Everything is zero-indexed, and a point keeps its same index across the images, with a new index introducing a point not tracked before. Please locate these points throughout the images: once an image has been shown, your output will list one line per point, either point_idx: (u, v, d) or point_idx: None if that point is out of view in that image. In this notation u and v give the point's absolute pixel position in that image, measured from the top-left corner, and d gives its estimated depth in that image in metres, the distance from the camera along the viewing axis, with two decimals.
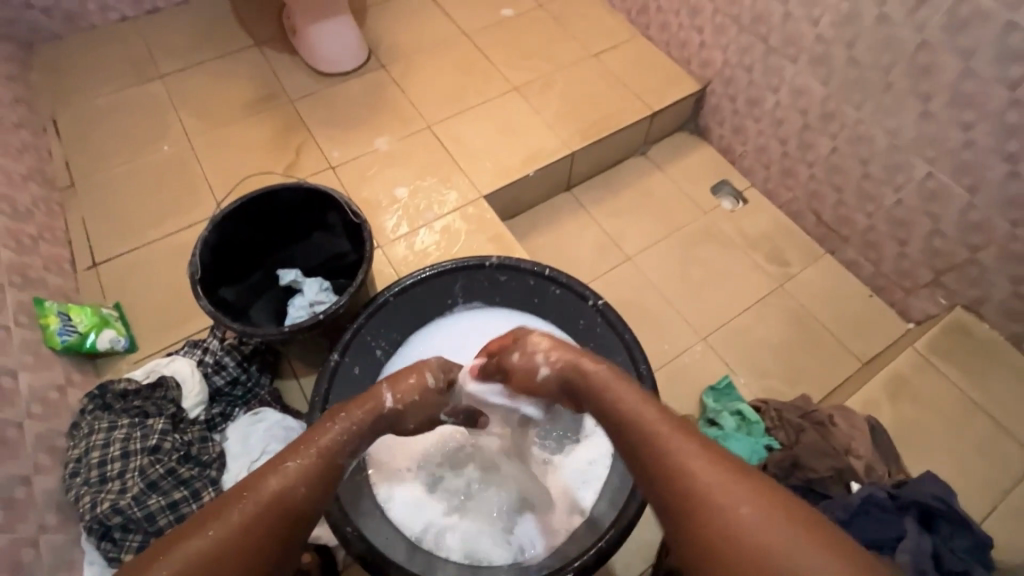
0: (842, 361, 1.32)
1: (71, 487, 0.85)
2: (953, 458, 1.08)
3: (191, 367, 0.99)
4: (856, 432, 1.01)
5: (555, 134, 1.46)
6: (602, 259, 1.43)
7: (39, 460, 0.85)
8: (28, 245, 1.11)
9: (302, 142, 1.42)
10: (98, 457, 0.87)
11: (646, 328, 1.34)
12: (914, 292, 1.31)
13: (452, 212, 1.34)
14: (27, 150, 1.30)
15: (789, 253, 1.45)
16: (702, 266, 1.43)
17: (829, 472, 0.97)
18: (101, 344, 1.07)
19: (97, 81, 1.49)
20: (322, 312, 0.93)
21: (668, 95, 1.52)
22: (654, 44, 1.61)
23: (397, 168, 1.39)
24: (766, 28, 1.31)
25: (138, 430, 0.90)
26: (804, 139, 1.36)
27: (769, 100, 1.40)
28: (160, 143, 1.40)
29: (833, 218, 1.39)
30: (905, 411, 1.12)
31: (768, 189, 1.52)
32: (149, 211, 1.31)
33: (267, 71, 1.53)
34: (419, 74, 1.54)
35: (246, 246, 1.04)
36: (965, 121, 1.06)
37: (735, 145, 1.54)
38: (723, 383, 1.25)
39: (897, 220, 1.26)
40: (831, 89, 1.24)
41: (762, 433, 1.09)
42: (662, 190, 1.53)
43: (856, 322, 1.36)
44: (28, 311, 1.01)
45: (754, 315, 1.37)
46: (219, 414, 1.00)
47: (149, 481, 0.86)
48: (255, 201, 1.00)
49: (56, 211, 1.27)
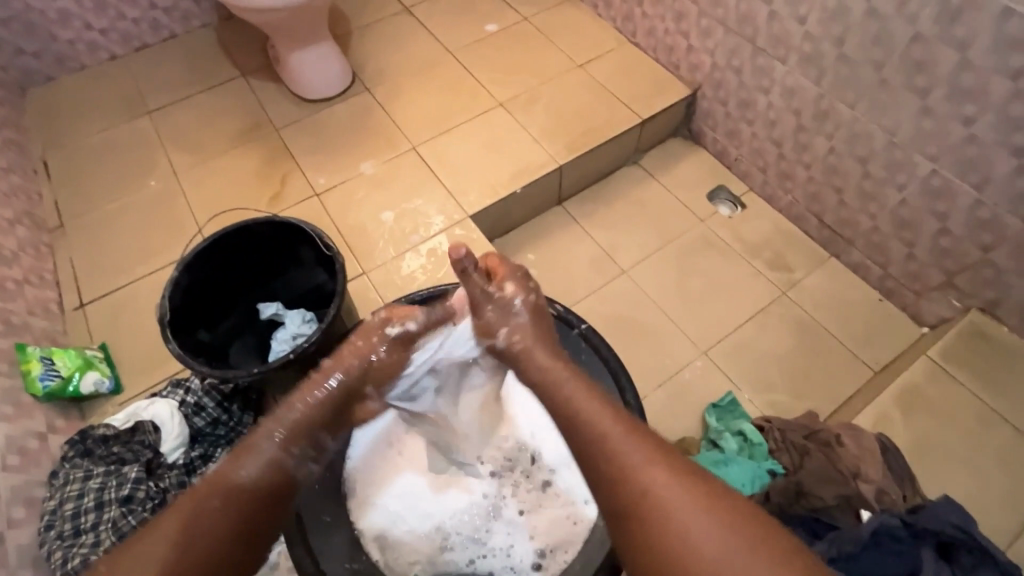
0: (853, 372, 1.25)
1: (45, 541, 0.84)
2: (970, 474, 1.01)
3: (171, 409, 0.99)
4: (865, 453, 0.97)
5: (542, 148, 1.43)
6: (596, 275, 1.39)
7: (14, 513, 0.84)
8: (12, 290, 1.11)
9: (286, 170, 1.41)
10: (71, 509, 0.86)
11: (643, 345, 1.29)
12: (926, 295, 1.24)
13: (439, 234, 1.31)
14: (17, 193, 1.30)
15: (791, 259, 1.39)
16: (700, 277, 1.38)
17: (835, 499, 0.92)
18: (85, 387, 1.05)
19: (85, 120, 1.50)
20: (293, 351, 0.92)
21: (657, 102, 1.48)
22: (641, 51, 1.58)
23: (382, 192, 1.37)
24: (753, 29, 1.26)
25: (112, 479, 0.90)
26: (799, 140, 1.30)
27: (761, 102, 1.34)
28: (147, 179, 1.40)
29: (835, 221, 1.33)
30: (917, 424, 1.06)
31: (766, 193, 1.46)
32: (135, 248, 1.30)
33: (252, 101, 1.52)
34: (403, 95, 1.53)
35: (221, 283, 1.02)
36: (966, 115, 1.00)
37: (730, 149, 1.49)
38: (726, 400, 1.19)
39: (901, 220, 1.20)
40: (824, 87, 1.19)
41: (766, 455, 1.06)
42: (656, 200, 1.49)
43: (865, 329, 1.30)
44: (10, 357, 1.00)
45: (757, 326, 1.31)
46: (199, 456, 0.98)
47: (121, 534, 0.85)
48: (228, 239, 0.98)
49: (44, 252, 1.28)
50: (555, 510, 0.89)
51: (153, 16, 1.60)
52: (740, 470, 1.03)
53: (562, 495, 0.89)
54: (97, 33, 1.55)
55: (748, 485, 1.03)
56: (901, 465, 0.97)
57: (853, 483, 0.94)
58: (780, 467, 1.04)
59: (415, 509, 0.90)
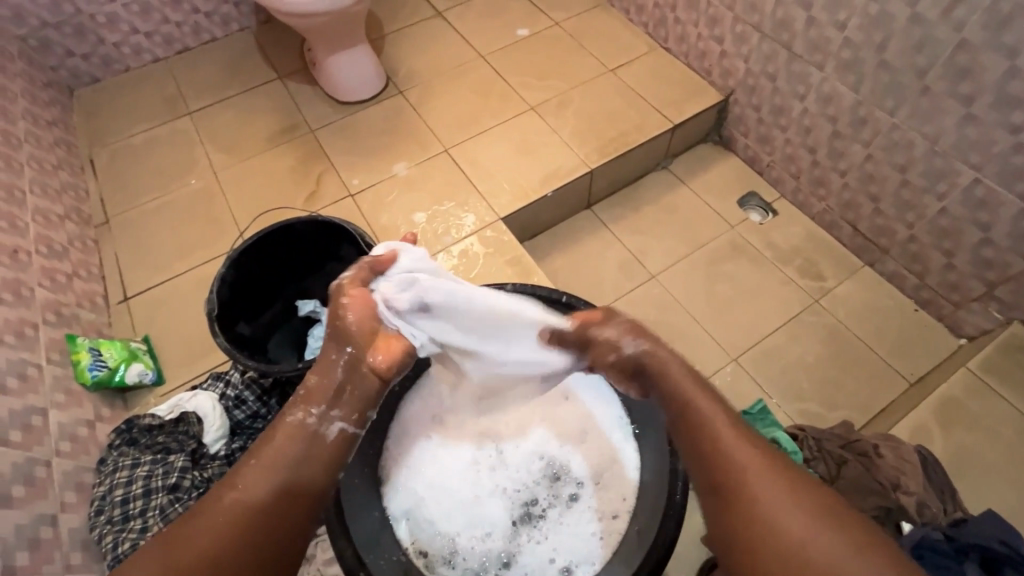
0: (888, 382, 1.23)
1: (96, 525, 0.87)
2: (1013, 490, 0.99)
3: (212, 402, 1.02)
4: (904, 464, 0.96)
5: (573, 152, 1.44)
6: (624, 279, 1.39)
7: (66, 498, 0.87)
8: (62, 283, 1.16)
9: (322, 171, 1.44)
10: (121, 495, 0.89)
11: (673, 351, 1.29)
12: (965, 305, 1.22)
13: (470, 235, 1.33)
14: (66, 189, 1.35)
15: (824, 267, 1.38)
16: (730, 282, 1.37)
17: (876, 509, 0.92)
18: (130, 377, 1.09)
19: (130, 120, 1.55)
20: (333, 348, 0.94)
21: (690, 107, 1.48)
22: (673, 56, 1.58)
23: (415, 193, 1.39)
24: (790, 34, 1.26)
25: (159, 467, 0.93)
26: (835, 147, 1.29)
27: (796, 108, 1.34)
28: (188, 178, 1.44)
29: (870, 229, 1.32)
30: (956, 437, 1.04)
31: (799, 200, 1.45)
32: (177, 245, 1.34)
33: (289, 103, 1.56)
34: (435, 98, 1.55)
35: (262, 280, 1.05)
36: (1013, 123, 0.98)
37: (762, 155, 1.48)
38: (757, 407, 1.18)
39: (941, 228, 1.18)
40: (863, 94, 1.18)
41: (802, 465, 1.02)
42: (686, 206, 1.48)
43: (902, 340, 1.27)
44: (60, 347, 1.04)
45: (788, 334, 1.30)
46: (239, 448, 1.00)
47: (168, 520, 0.87)
48: (272, 237, 1.02)
49: (91, 246, 1.32)
50: (585, 523, 0.82)
51: (195, 20, 1.64)
52: None
53: (594, 508, 0.83)
54: (142, 36, 1.61)
55: None
56: (941, 477, 0.96)
57: (893, 494, 0.93)
58: (817, 477, 0.99)
59: (442, 512, 0.84)
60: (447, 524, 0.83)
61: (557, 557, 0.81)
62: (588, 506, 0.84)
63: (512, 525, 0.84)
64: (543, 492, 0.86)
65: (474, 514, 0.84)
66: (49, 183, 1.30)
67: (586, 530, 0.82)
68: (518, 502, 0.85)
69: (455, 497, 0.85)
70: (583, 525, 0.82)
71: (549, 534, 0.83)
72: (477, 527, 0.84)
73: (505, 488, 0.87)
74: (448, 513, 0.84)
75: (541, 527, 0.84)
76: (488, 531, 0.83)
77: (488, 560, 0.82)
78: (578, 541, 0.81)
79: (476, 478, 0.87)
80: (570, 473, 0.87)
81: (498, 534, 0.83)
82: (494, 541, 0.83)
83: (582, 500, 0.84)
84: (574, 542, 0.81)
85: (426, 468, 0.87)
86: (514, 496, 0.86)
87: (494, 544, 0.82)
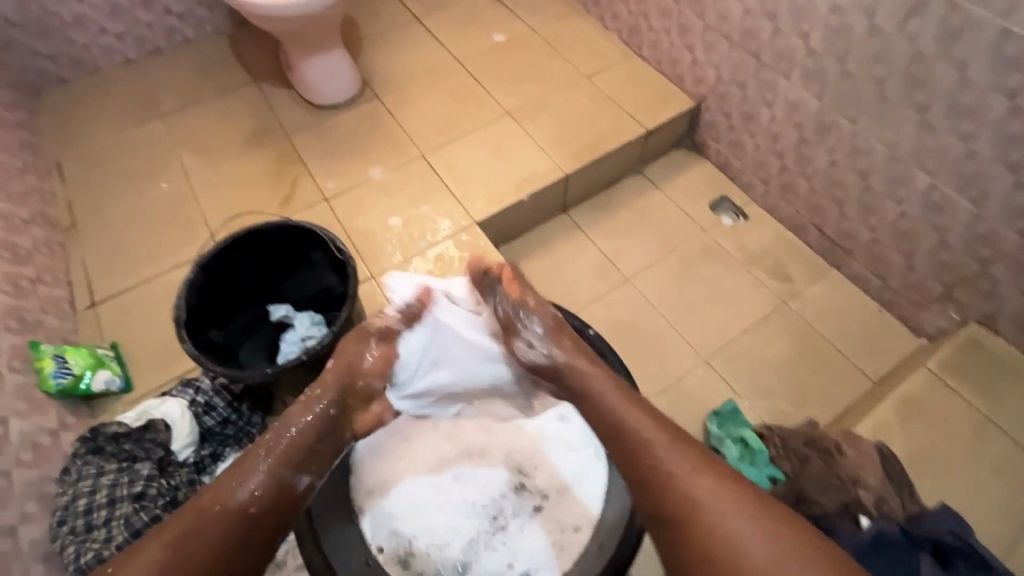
0: (853, 381, 1.27)
1: (58, 537, 0.85)
2: (967, 483, 1.02)
3: (181, 409, 1.00)
4: (865, 460, 0.99)
5: (549, 156, 1.45)
6: (600, 282, 1.41)
7: (27, 508, 0.86)
8: (26, 289, 1.13)
9: (296, 175, 1.43)
10: (85, 505, 0.87)
11: (645, 352, 1.31)
12: (924, 306, 1.26)
13: (446, 240, 1.33)
14: (31, 192, 1.32)
15: (792, 269, 1.41)
16: (702, 284, 1.40)
17: (833, 504, 0.95)
18: (96, 385, 1.07)
19: (99, 122, 1.52)
20: (303, 353, 0.94)
21: (664, 112, 1.51)
22: (646, 63, 1.61)
23: (390, 198, 1.39)
24: (757, 43, 1.29)
25: (125, 476, 0.92)
26: (802, 153, 1.33)
27: (765, 115, 1.37)
28: (159, 181, 1.42)
29: (835, 232, 1.36)
30: (916, 434, 1.07)
31: (769, 204, 1.48)
32: (147, 250, 1.32)
33: (264, 106, 1.55)
34: (411, 102, 1.55)
35: (232, 285, 1.05)
36: (965, 131, 1.03)
37: (733, 160, 1.51)
38: (728, 407, 1.19)
39: (901, 232, 1.22)
40: (826, 102, 1.22)
41: (767, 462, 1.09)
42: (660, 210, 1.51)
43: (865, 340, 1.31)
44: (23, 354, 1.01)
45: (758, 336, 1.33)
46: (209, 455, 1.01)
47: (133, 530, 0.86)
48: (242, 242, 1.02)
49: (56, 251, 1.29)
50: (546, 533, 0.87)
51: (167, 21, 1.63)
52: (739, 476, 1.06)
53: (558, 519, 0.88)
54: (112, 37, 1.58)
55: None
56: (902, 472, 0.99)
57: (852, 490, 0.96)
58: (781, 474, 1.07)
59: (407, 514, 0.89)
60: (410, 524, 0.88)
61: (514, 565, 0.85)
62: (544, 514, 0.89)
63: (474, 533, 0.88)
64: (509, 502, 0.91)
65: (443, 520, 0.89)
66: (13, 187, 1.27)
67: (546, 541, 0.86)
68: (485, 513, 0.90)
69: (420, 501, 0.91)
70: (540, 537, 0.87)
71: (507, 542, 0.87)
72: (440, 532, 0.88)
73: (468, 497, 0.91)
74: (413, 515, 0.89)
75: (500, 536, 0.88)
76: (454, 536, 0.88)
77: (448, 562, 0.86)
78: (536, 551, 0.86)
79: (449, 487, 0.92)
80: (531, 483, 0.92)
81: (459, 539, 0.88)
82: (452, 545, 0.87)
83: (539, 509, 0.90)
84: (531, 551, 0.86)
85: (404, 473, 0.93)
86: (483, 506, 0.91)
87: (451, 547, 0.87)
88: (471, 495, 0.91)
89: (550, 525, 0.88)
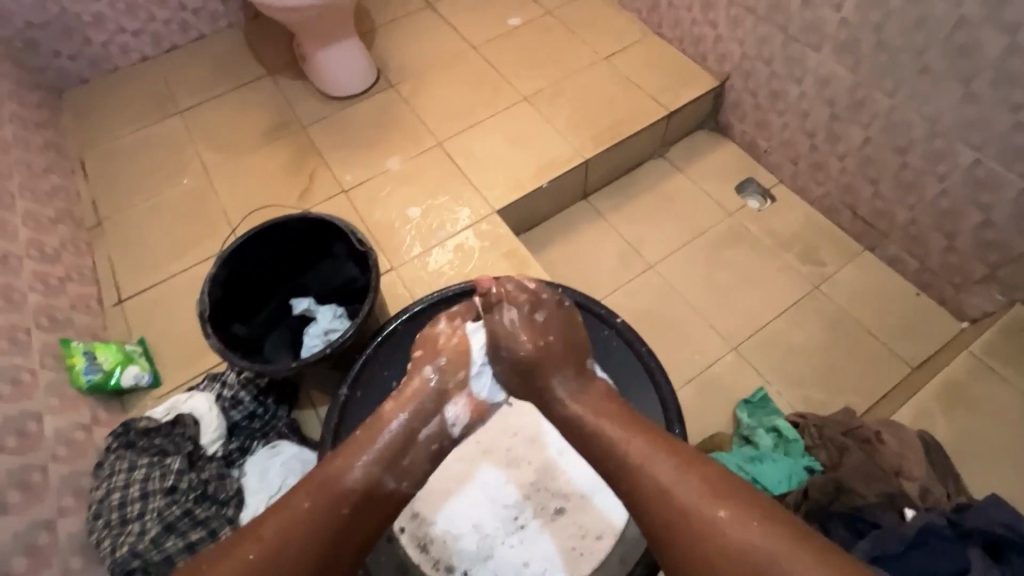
0: (891, 366, 1.23)
1: (94, 530, 0.87)
2: (1015, 472, 0.98)
3: (208, 403, 1.01)
4: (906, 451, 0.97)
5: (568, 142, 1.42)
6: (623, 269, 1.38)
7: (64, 502, 0.87)
8: (55, 287, 1.15)
9: (313, 168, 1.42)
10: (119, 498, 0.89)
11: (672, 340, 1.28)
12: (966, 288, 1.20)
13: (466, 229, 1.32)
14: (57, 193, 1.34)
15: (823, 252, 1.36)
16: (729, 270, 1.36)
17: (878, 497, 0.91)
18: (125, 380, 1.09)
19: (119, 121, 1.53)
20: (327, 347, 0.93)
21: (687, 93, 1.46)
22: (667, 42, 1.55)
23: (407, 188, 1.38)
24: (785, 17, 1.23)
25: (156, 470, 0.93)
26: (834, 131, 1.27)
27: (793, 92, 1.31)
28: (180, 178, 1.43)
29: (869, 213, 1.30)
30: (960, 420, 1.03)
31: (797, 184, 1.43)
32: (170, 246, 1.33)
33: (280, 99, 1.54)
34: (427, 91, 1.53)
35: (253, 280, 1.05)
36: (1013, 101, 0.97)
37: (759, 141, 1.46)
38: (758, 396, 1.17)
39: (941, 211, 1.16)
40: (861, 76, 1.16)
41: (803, 452, 1.05)
42: (682, 195, 1.46)
43: (903, 324, 1.26)
44: (55, 352, 1.03)
45: (789, 321, 1.29)
46: (237, 448, 1.02)
47: (166, 523, 0.88)
48: (262, 235, 1.02)
49: (83, 249, 1.31)
50: (566, 537, 0.87)
51: (182, 17, 1.62)
52: (775, 468, 1.02)
53: (580, 525, 0.87)
54: (129, 35, 1.59)
55: (783, 483, 1.01)
56: (943, 460, 0.97)
57: (895, 481, 0.93)
58: (818, 464, 1.02)
59: (431, 501, 0.90)
60: (435, 511, 0.90)
61: (529, 564, 0.85)
62: (566, 518, 0.89)
63: (495, 528, 0.88)
64: (532, 502, 0.90)
65: (468, 510, 0.90)
66: (40, 188, 1.29)
67: (564, 547, 0.86)
68: (507, 510, 0.90)
69: (445, 490, 0.92)
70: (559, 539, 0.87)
71: (528, 540, 0.87)
72: (461, 523, 0.89)
73: (492, 491, 0.91)
74: (437, 503, 0.90)
75: (520, 532, 0.88)
76: (475, 529, 0.88)
77: (467, 552, 0.87)
78: (554, 552, 0.86)
79: (476, 481, 0.92)
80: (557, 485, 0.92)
81: (479, 530, 0.88)
82: (470, 537, 0.88)
83: (561, 513, 0.89)
84: (549, 552, 0.86)
85: None
86: (505, 503, 0.90)
87: (469, 540, 0.87)
88: (495, 489, 0.91)
89: (571, 529, 0.87)
